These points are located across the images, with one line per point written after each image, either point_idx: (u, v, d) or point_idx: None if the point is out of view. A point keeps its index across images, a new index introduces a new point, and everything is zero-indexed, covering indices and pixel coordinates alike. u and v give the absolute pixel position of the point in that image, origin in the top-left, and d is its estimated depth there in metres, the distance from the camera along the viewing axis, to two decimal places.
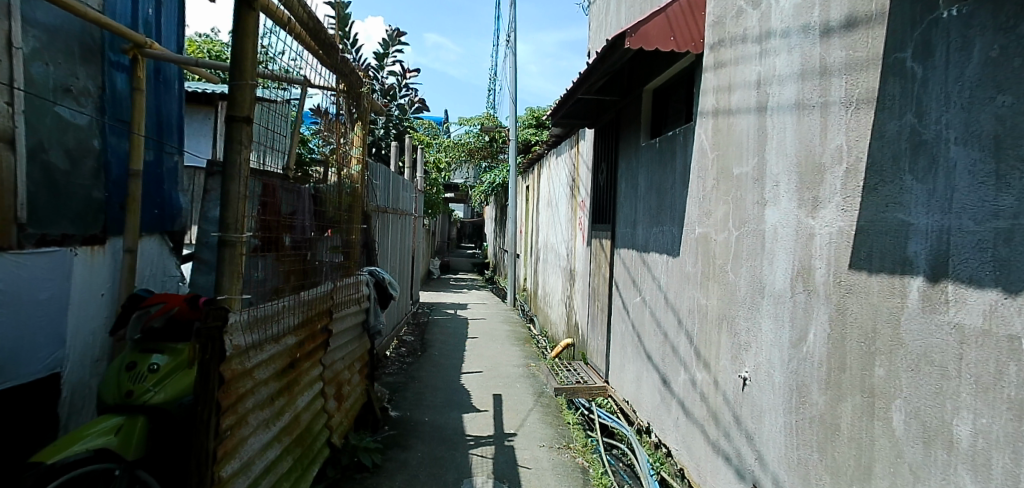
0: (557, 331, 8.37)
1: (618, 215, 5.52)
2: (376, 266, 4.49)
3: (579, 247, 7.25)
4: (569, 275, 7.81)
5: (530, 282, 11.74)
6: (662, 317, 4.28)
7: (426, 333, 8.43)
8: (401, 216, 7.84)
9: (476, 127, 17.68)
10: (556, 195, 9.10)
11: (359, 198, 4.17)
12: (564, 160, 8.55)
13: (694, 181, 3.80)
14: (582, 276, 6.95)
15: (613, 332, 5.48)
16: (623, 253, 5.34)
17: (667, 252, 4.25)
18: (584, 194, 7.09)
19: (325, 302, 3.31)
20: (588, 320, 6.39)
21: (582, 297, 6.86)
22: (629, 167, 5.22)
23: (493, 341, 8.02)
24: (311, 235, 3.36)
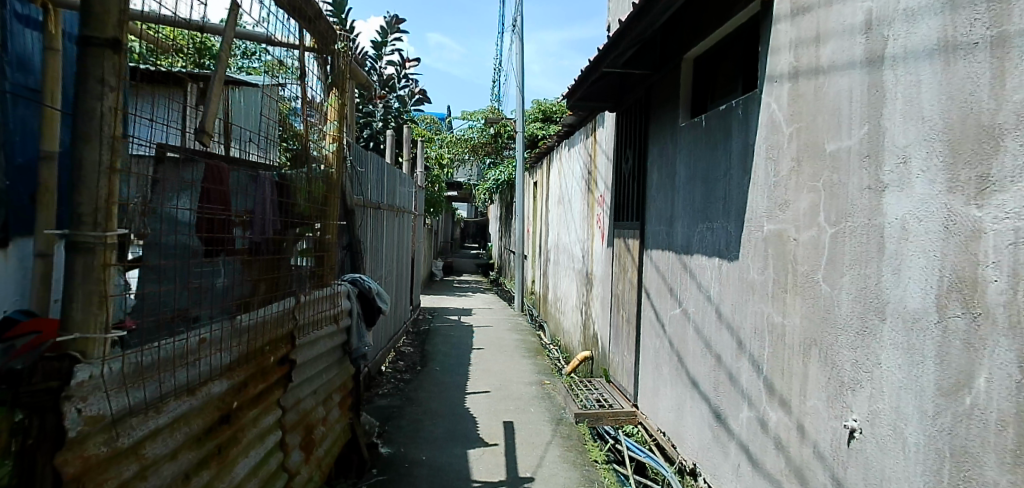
0: (572, 340, 7.57)
1: (649, 210, 4.71)
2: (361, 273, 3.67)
3: (598, 248, 6.44)
4: (585, 279, 7.01)
5: (539, 285, 10.93)
6: (713, 335, 3.48)
7: (427, 344, 7.61)
8: (398, 215, 7.01)
9: (480, 122, 16.88)
10: (568, 190, 8.29)
11: (337, 187, 3.36)
12: (578, 150, 7.73)
13: (761, 165, 2.99)
14: (602, 282, 6.13)
15: (644, 348, 4.69)
16: (656, 255, 4.54)
17: (719, 255, 3.44)
18: (603, 188, 6.29)
19: (287, 325, 2.52)
20: (611, 332, 5.58)
21: (602, 305, 6.05)
22: (664, 154, 4.40)
23: (500, 353, 7.21)
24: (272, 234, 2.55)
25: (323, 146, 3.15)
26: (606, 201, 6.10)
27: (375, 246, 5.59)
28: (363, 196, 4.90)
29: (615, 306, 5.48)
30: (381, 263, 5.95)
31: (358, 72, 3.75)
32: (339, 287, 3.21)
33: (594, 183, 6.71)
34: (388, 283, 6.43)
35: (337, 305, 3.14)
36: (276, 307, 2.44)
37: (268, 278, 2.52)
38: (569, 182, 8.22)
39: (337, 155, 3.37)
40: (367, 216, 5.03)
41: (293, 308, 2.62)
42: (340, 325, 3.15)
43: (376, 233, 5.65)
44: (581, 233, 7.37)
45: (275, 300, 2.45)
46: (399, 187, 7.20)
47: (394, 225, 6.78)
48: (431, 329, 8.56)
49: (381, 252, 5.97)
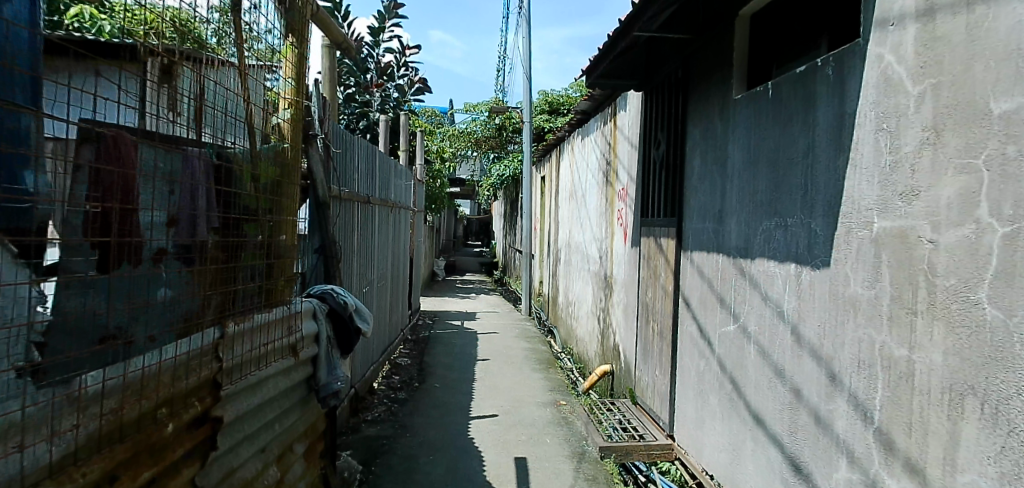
0: (587, 351, 6.82)
1: (689, 203, 3.95)
2: (336, 285, 2.88)
3: (619, 249, 5.69)
4: (603, 283, 6.24)
5: (548, 287, 10.16)
6: (787, 363, 2.72)
7: (427, 354, 6.86)
8: (393, 212, 6.25)
9: (484, 115, 16.09)
10: (582, 183, 7.52)
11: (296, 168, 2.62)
12: (594, 139, 6.95)
13: (868, 141, 2.22)
14: (625, 287, 5.37)
15: (683, 369, 3.92)
16: (698, 257, 3.78)
17: (796, 260, 2.68)
18: (625, 180, 5.53)
19: (208, 370, 1.81)
20: (638, 347, 4.82)
21: (626, 314, 5.29)
22: (711, 134, 3.63)
23: (508, 365, 6.45)
24: (195, 238, 1.88)
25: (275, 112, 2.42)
26: (630, 194, 5.34)
27: (363, 244, 4.81)
28: (346, 187, 4.14)
29: (643, 315, 4.72)
30: (371, 265, 5.19)
31: (319, 13, 2.96)
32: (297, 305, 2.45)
33: (613, 175, 5.96)
34: (380, 287, 5.68)
35: (294, 331, 2.36)
36: (175, 350, 1.67)
37: (186, 295, 1.82)
38: (583, 175, 7.46)
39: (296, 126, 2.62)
40: (351, 211, 4.28)
41: (220, 344, 1.88)
42: (302, 357, 2.40)
43: (365, 230, 4.89)
44: (597, 231, 6.61)
45: (172, 340, 1.68)
46: (395, 179, 6.43)
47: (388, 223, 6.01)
48: (432, 337, 7.80)
49: (371, 252, 5.20)
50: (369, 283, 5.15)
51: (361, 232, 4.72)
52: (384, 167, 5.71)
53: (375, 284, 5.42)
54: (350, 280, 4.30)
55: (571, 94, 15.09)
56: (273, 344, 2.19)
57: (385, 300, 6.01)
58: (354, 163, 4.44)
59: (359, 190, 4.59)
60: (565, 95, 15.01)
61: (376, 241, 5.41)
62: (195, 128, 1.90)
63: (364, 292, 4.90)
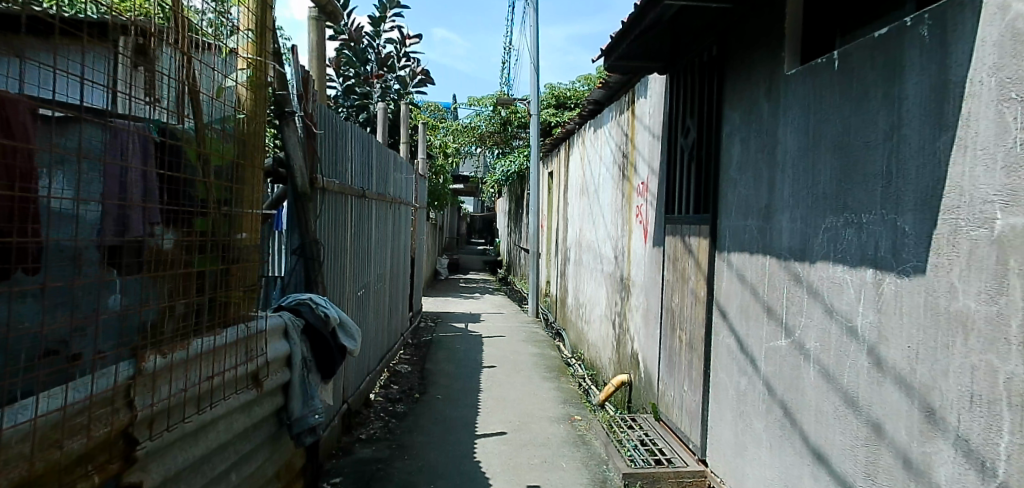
0: (600, 357, 6.35)
1: (726, 198, 3.47)
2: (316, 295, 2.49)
3: (638, 248, 5.22)
4: (620, 285, 5.77)
5: (555, 288, 9.69)
6: (863, 389, 2.24)
7: (429, 360, 6.39)
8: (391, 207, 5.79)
9: (488, 109, 15.62)
10: (594, 178, 7.04)
11: (257, 149, 2.16)
12: (607, 130, 6.48)
13: (987, 115, 1.75)
14: (646, 291, 4.89)
15: (718, 386, 3.45)
16: (737, 259, 3.31)
17: (875, 264, 2.21)
18: (644, 173, 5.07)
19: (115, 422, 1.40)
20: (662, 357, 4.35)
21: (647, 321, 4.82)
22: (755, 118, 3.15)
23: (515, 373, 5.98)
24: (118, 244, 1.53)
25: (222, 74, 1.94)
26: (651, 188, 4.87)
27: (357, 243, 4.35)
28: (337, 178, 3.68)
29: (667, 323, 4.25)
30: (367, 265, 4.72)
31: None
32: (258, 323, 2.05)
33: (631, 168, 5.49)
34: (377, 290, 5.21)
35: (250, 356, 1.96)
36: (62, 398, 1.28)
37: (138, 307, 1.54)
38: (595, 169, 6.99)
39: (257, 91, 2.15)
40: (342, 206, 3.81)
41: (139, 384, 1.49)
42: (260, 388, 2.02)
43: (359, 227, 4.42)
44: (612, 229, 6.14)
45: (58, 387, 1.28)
46: (394, 173, 5.96)
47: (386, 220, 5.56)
48: (434, 341, 7.34)
49: (367, 251, 4.73)
50: (365, 285, 4.69)
51: (355, 229, 4.26)
52: (382, 158, 5.24)
53: (371, 286, 4.95)
54: (341, 284, 3.84)
55: (579, 88, 14.61)
56: (218, 379, 1.80)
57: (383, 303, 5.55)
58: (346, 153, 3.97)
59: (352, 183, 4.12)
60: (572, 89, 14.53)
61: (372, 240, 4.94)
62: (178, 112, 1.72)
63: (359, 295, 4.44)
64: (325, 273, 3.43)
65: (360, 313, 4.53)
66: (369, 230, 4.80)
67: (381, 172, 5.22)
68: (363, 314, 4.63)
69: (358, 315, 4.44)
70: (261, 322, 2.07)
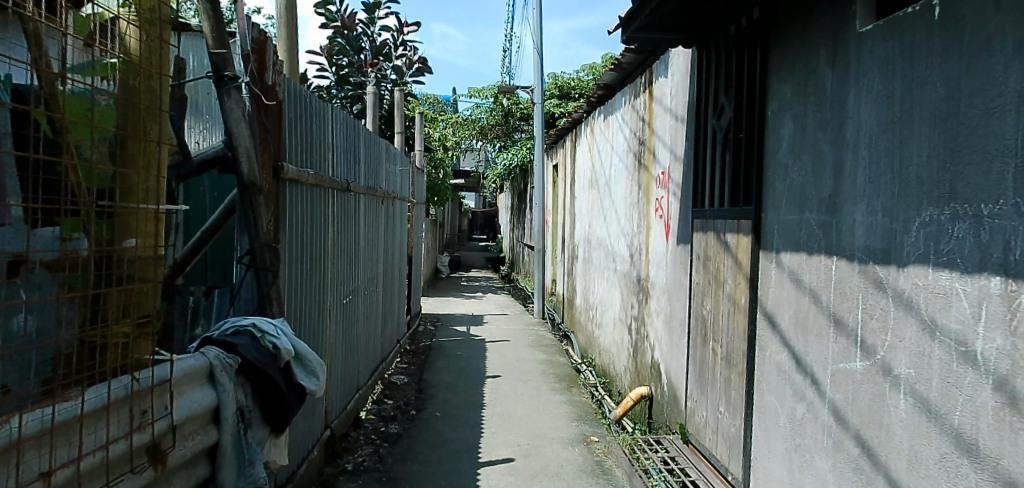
0: (614, 365, 5.82)
1: (773, 187, 2.93)
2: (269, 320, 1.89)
3: (658, 245, 4.67)
4: (637, 287, 5.22)
5: (562, 287, 9.16)
6: (987, 437, 1.71)
7: (428, 369, 5.86)
8: (384, 203, 5.25)
9: (489, 100, 15.05)
10: (605, 169, 6.49)
11: (154, 113, 1.43)
12: (621, 116, 5.92)
13: None
14: (670, 294, 4.34)
15: (766, 411, 2.92)
16: (790, 261, 2.77)
17: (1005, 271, 1.66)
18: (666, 162, 4.53)
19: None
20: (691, 371, 3.81)
21: (671, 329, 4.27)
22: (815, 90, 2.61)
23: (522, 384, 5.45)
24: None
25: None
26: (674, 178, 4.32)
27: (341, 244, 3.82)
28: (314, 168, 3.14)
29: (697, 333, 3.72)
30: (355, 266, 4.20)
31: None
32: (162, 371, 1.45)
33: (649, 157, 4.95)
34: (367, 294, 4.68)
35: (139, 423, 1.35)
36: None
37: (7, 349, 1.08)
38: (607, 160, 6.43)
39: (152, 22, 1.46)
40: (321, 199, 3.27)
41: None
42: (164, 465, 1.43)
43: (344, 225, 3.89)
44: (626, 225, 5.60)
45: None
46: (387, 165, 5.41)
47: (378, 216, 5.01)
48: (433, 347, 6.81)
49: (355, 252, 4.20)
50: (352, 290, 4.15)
51: (339, 227, 3.73)
52: (372, 146, 4.70)
53: (360, 291, 4.43)
54: (319, 292, 3.29)
55: (583, 78, 14.05)
56: (62, 475, 1.13)
57: (375, 308, 5.01)
58: (327, 138, 3.43)
59: (334, 174, 3.59)
60: (576, 79, 13.98)
61: (361, 238, 4.42)
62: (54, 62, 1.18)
63: (344, 302, 3.90)
64: (295, 279, 2.88)
65: (347, 324, 4.00)
66: (358, 227, 4.28)
67: (370, 163, 4.67)
68: (350, 323, 4.10)
69: (344, 325, 3.91)
70: (165, 368, 1.46)
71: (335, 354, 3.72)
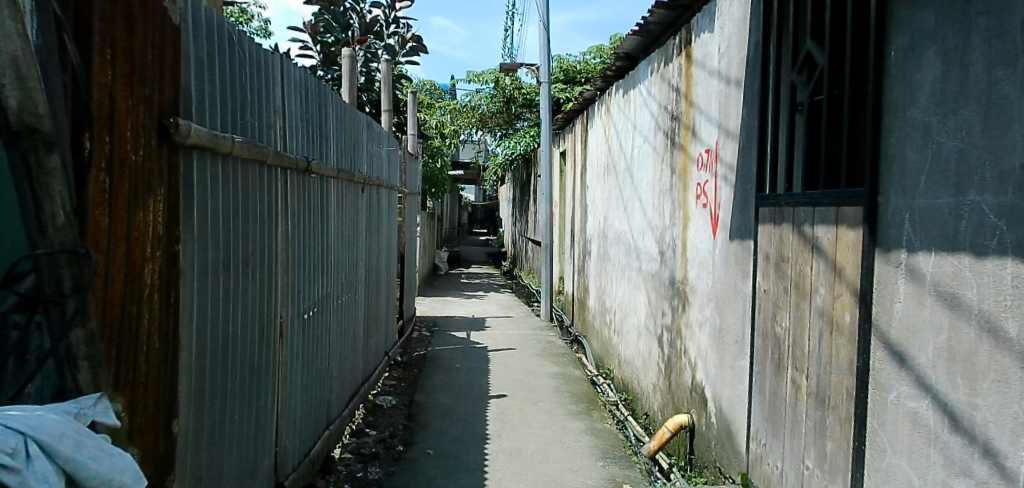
0: (640, 381, 4.95)
1: (904, 159, 2.04)
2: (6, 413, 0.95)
3: (700, 242, 3.79)
4: (671, 291, 4.33)
5: (572, 286, 8.30)
6: None
7: (421, 386, 4.99)
8: (365, 191, 4.36)
9: (489, 85, 14.10)
10: (625, 152, 5.59)
11: None
12: (646, 88, 5.03)
13: None
14: (721, 302, 3.46)
15: (890, 480, 2.04)
16: (938, 267, 1.88)
17: None
18: (712, 138, 3.64)
19: None
20: (759, 405, 2.93)
21: (724, 347, 3.39)
22: (989, 8, 1.71)
23: (533, 406, 4.57)
24: None
25: None
26: (724, 156, 3.45)
27: (301, 240, 2.94)
28: (250, 137, 2.25)
29: (769, 357, 2.84)
30: (322, 268, 3.32)
31: None
32: None
33: (686, 133, 4.06)
34: (344, 300, 3.83)
35: None
36: None
37: None
38: (627, 142, 5.54)
39: None
40: (264, 179, 2.40)
41: None
42: None
43: (307, 217, 3.02)
44: (654, 217, 4.72)
45: None
46: (370, 146, 4.52)
47: (357, 208, 4.13)
48: (428, 358, 5.95)
49: (323, 249, 3.32)
50: (320, 301, 3.27)
51: (296, 220, 2.84)
52: (348, 120, 3.83)
53: (334, 300, 3.56)
54: (262, 307, 2.43)
55: (590, 61, 13.10)
56: None
57: (355, 316, 4.14)
58: (276, 99, 2.55)
59: (289, 148, 2.71)
60: (583, 62, 13.05)
61: (334, 231, 3.55)
62: None
63: (307, 316, 3.03)
64: (215, 293, 2.00)
65: (313, 344, 3.14)
66: (328, 220, 3.42)
67: (346, 141, 3.80)
68: (318, 342, 3.23)
69: (308, 346, 3.05)
70: None
71: (294, 385, 2.85)
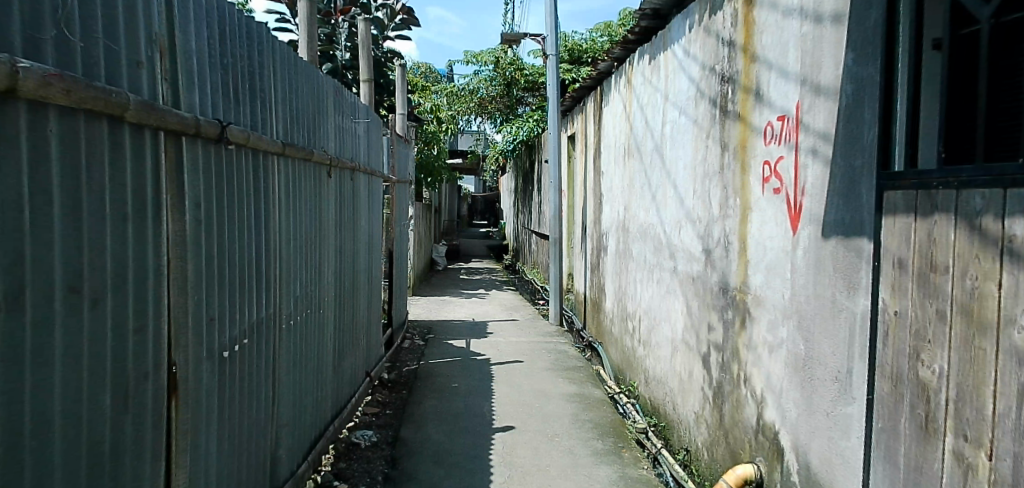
0: (678, 407, 4.05)
1: None
2: None
3: (771, 239, 2.87)
4: (722, 300, 3.41)
5: (583, 285, 7.41)
6: None
7: (410, 415, 4.08)
8: (334, 176, 3.42)
9: (488, 67, 13.12)
10: (653, 129, 4.66)
11: None
12: (682, 49, 4.09)
13: None
14: (811, 321, 2.53)
15: None
16: None
17: None
18: (791, 100, 2.71)
19: None
20: (885, 477, 2.03)
21: (819, 385, 2.47)
22: None
23: (545, 444, 3.67)
24: None
25: None
26: (814, 122, 2.51)
27: (223, 241, 2.01)
28: (88, 73, 1.31)
29: (907, 411, 1.93)
30: (265, 278, 2.39)
31: None
32: None
33: (746, 98, 3.13)
34: (304, 319, 2.90)
35: None
36: None
37: None
38: (657, 118, 4.60)
39: None
40: (136, 149, 1.48)
41: None
42: None
43: (234, 209, 2.09)
44: (695, 207, 3.80)
45: None
46: (342, 119, 3.58)
47: (322, 197, 3.19)
48: (421, 374, 5.05)
49: (265, 252, 2.39)
50: (260, 327, 2.34)
51: (209, 214, 1.91)
52: (305, 81, 2.88)
53: (287, 321, 2.64)
54: (134, 356, 1.50)
55: (597, 39, 12.12)
56: None
57: (322, 335, 3.22)
58: (163, 26, 1.62)
59: (191, 104, 1.78)
60: (589, 40, 12.10)
61: (285, 228, 2.62)
62: None
63: (235, 352, 2.10)
64: None
65: (246, 389, 2.22)
66: (274, 213, 2.49)
67: (303, 108, 2.85)
68: (257, 383, 2.31)
69: (238, 394, 2.13)
70: None
71: (211, 460, 1.93)
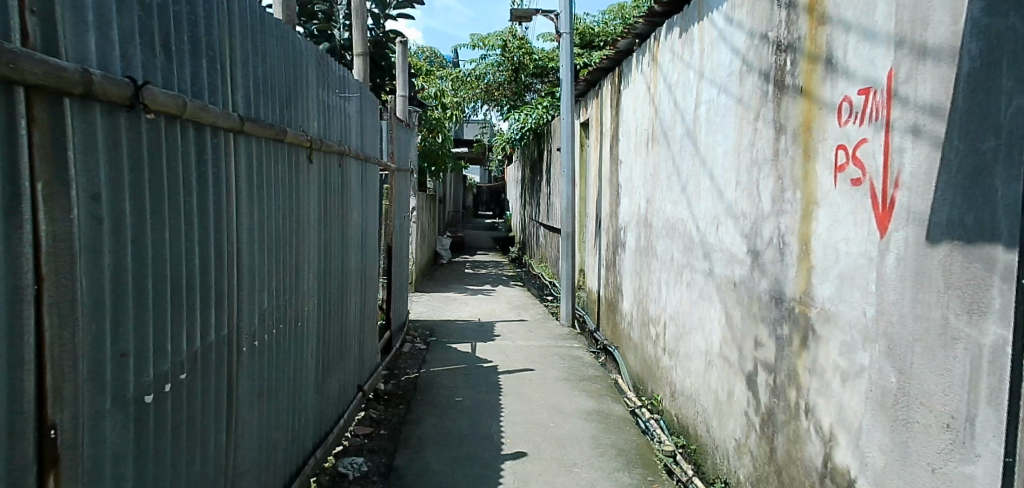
0: (713, 429, 3.53)
1: None
2: None
3: (849, 242, 2.33)
4: (777, 313, 2.87)
5: (597, 283, 6.89)
6: None
7: (407, 436, 3.57)
8: (319, 162, 2.89)
9: (496, 51, 12.56)
10: (685, 111, 4.12)
11: None
12: (724, 16, 3.52)
13: None
14: (911, 349, 1.99)
15: None
16: None
17: None
18: (882, 68, 2.16)
19: None
20: None
21: (921, 430, 1.93)
22: None
23: (563, 477, 3.15)
24: None
25: None
26: (920, 94, 1.96)
27: (152, 247, 1.47)
28: None
29: None
30: (220, 290, 1.86)
31: None
32: None
33: (815, 69, 2.57)
34: (279, 335, 2.37)
35: None
36: None
37: None
38: (690, 98, 4.04)
39: None
40: None
41: None
42: None
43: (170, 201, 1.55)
44: (741, 201, 3.25)
45: None
46: (329, 95, 3.05)
47: (302, 186, 2.67)
48: (420, 383, 4.54)
49: (219, 257, 1.85)
50: (213, 352, 1.83)
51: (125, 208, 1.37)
52: (276, 43, 2.34)
53: (253, 341, 2.11)
54: None
55: (610, 22, 11.54)
56: None
57: (302, 351, 2.69)
58: None
59: (82, 54, 1.24)
60: (602, 23, 11.52)
61: (249, 225, 2.08)
62: None
63: (167, 393, 1.56)
64: None
65: (191, 437, 1.70)
66: (234, 207, 1.96)
67: (275, 76, 2.31)
68: (205, 427, 1.78)
69: (174, 447, 1.61)
70: None
71: None
